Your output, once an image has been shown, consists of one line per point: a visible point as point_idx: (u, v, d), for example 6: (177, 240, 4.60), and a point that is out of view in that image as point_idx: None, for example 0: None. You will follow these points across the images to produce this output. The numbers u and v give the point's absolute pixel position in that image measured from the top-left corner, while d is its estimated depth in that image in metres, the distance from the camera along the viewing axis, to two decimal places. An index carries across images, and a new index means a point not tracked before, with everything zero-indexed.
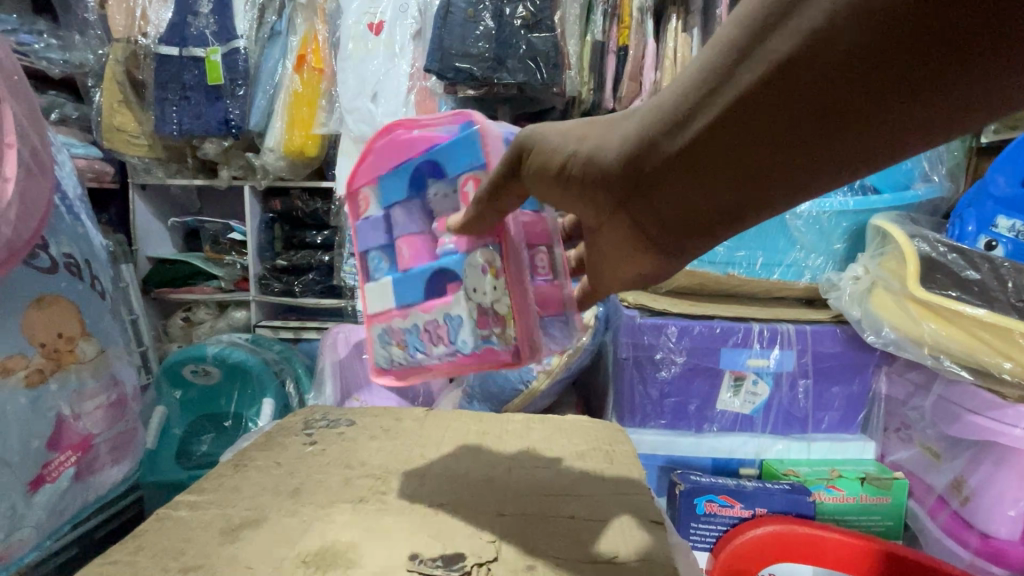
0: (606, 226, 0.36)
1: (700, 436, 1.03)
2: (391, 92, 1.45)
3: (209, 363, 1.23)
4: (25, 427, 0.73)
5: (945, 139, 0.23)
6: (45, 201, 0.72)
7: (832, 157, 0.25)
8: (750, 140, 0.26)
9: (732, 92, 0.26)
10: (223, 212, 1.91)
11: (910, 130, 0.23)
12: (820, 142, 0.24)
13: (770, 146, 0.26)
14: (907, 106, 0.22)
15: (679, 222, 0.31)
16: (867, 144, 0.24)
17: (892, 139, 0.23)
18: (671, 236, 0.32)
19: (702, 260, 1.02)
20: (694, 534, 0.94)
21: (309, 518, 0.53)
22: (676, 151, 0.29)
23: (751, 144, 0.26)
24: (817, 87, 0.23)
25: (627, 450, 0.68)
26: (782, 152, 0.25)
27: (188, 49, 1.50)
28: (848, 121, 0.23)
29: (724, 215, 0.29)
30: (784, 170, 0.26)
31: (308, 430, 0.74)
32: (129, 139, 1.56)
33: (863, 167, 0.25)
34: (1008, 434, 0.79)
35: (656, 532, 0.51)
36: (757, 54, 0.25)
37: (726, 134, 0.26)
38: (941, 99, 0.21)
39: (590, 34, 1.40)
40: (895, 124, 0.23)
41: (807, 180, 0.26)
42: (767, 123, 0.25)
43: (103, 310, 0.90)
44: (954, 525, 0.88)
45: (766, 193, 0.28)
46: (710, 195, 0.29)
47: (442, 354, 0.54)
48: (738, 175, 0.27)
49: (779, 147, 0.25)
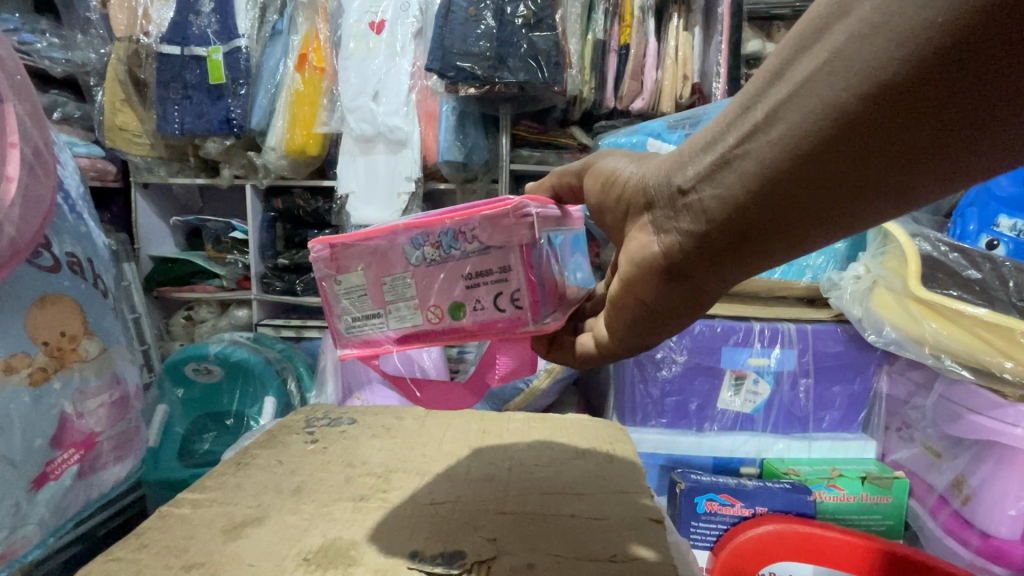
0: (633, 245, 0.36)
1: (701, 435, 1.03)
2: (393, 92, 1.46)
3: (211, 362, 1.24)
4: (28, 426, 0.73)
5: (965, 159, 0.23)
6: (48, 200, 0.72)
7: (853, 177, 0.25)
8: (775, 156, 0.27)
9: (761, 114, 0.27)
10: (225, 211, 1.92)
11: (928, 145, 0.23)
12: (842, 158, 0.25)
13: (793, 165, 0.26)
14: (923, 121, 0.23)
15: (702, 242, 0.31)
16: (887, 161, 0.24)
17: (912, 156, 0.24)
18: (696, 258, 0.32)
19: None
20: (694, 532, 0.94)
21: (310, 516, 0.53)
22: (708, 169, 0.30)
23: (776, 160, 0.27)
24: (837, 100, 0.24)
25: (628, 449, 0.69)
26: (808, 173, 0.26)
27: (189, 49, 1.51)
28: (868, 137, 0.24)
29: (749, 237, 0.29)
30: (808, 191, 0.27)
31: (310, 428, 0.75)
32: (131, 138, 1.56)
33: (887, 191, 0.25)
34: (1009, 433, 0.79)
35: (656, 531, 0.51)
36: (783, 79, 0.27)
37: (752, 150, 0.28)
38: (956, 114, 0.22)
39: (592, 33, 1.39)
40: (913, 138, 0.23)
41: (831, 204, 0.27)
42: (790, 139, 0.26)
43: (106, 309, 0.90)
44: (954, 524, 0.88)
45: (792, 214, 0.28)
46: (735, 213, 0.29)
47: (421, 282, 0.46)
48: (761, 194, 0.28)
49: (803, 164, 0.26)
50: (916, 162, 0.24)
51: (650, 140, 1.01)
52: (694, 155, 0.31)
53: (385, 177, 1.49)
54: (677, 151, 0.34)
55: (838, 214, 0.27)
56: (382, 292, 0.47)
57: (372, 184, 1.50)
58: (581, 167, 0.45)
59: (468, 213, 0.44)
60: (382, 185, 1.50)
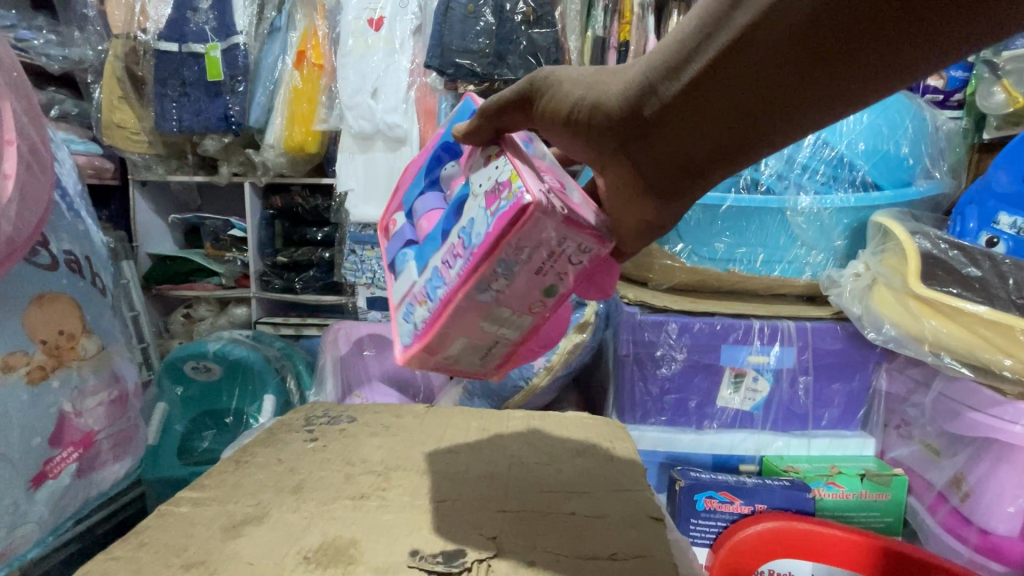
0: (608, 166, 0.37)
1: (700, 432, 1.03)
2: (392, 89, 1.46)
3: (210, 360, 1.25)
4: (26, 424, 0.73)
5: (928, 67, 0.24)
6: (46, 198, 0.72)
7: (821, 90, 0.26)
8: (748, 75, 0.27)
9: (729, 29, 0.27)
10: (223, 208, 1.91)
11: (897, 60, 0.24)
12: (812, 73, 0.26)
13: (764, 80, 0.27)
14: (895, 36, 0.23)
15: (677, 162, 0.33)
16: (855, 75, 0.25)
17: (880, 71, 0.25)
18: (670, 177, 0.34)
19: (702, 257, 1.01)
20: (694, 529, 0.94)
21: (310, 514, 0.53)
22: (679, 91, 0.30)
23: (749, 77, 0.27)
24: (814, 17, 0.24)
25: (628, 447, 0.68)
26: (781, 89, 0.27)
27: (187, 45, 1.49)
28: (837, 54, 0.25)
29: (723, 151, 0.31)
30: (779, 106, 0.28)
31: (309, 426, 0.75)
32: (129, 136, 1.56)
33: (850, 100, 0.27)
34: (1008, 430, 0.79)
35: (655, 528, 0.51)
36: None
37: (725, 70, 0.28)
38: (924, 26, 0.23)
39: (591, 29, 1.39)
40: (885, 56, 0.24)
41: (798, 115, 0.28)
42: (763, 56, 0.26)
43: (104, 307, 0.90)
44: (953, 521, 0.88)
45: (762, 128, 0.29)
46: (709, 131, 0.30)
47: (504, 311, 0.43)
48: (735, 111, 0.29)
49: (778, 80, 0.27)
50: (899, 75, 0.25)
51: None
52: (663, 80, 0.31)
53: (384, 175, 1.49)
54: (638, 65, 0.33)
55: (816, 120, 0.28)
56: (482, 329, 0.45)
57: (370, 182, 1.50)
58: (525, 89, 0.41)
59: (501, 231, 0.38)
60: (380, 183, 1.49)
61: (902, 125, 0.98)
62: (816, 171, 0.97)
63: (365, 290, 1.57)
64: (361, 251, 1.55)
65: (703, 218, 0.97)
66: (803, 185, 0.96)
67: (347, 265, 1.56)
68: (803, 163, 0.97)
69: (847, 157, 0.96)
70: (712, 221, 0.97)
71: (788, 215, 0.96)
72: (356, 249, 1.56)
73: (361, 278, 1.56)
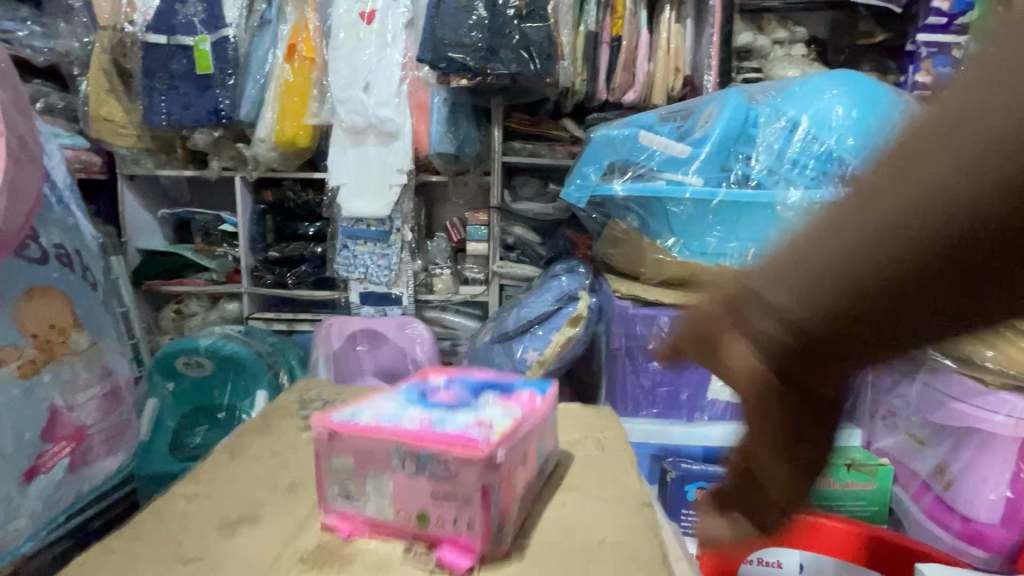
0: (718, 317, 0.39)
1: (691, 424, 1.05)
2: (384, 83, 1.46)
3: (201, 355, 1.24)
4: (17, 420, 0.72)
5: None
6: (34, 191, 0.71)
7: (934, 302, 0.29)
8: (880, 270, 0.30)
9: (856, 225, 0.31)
10: (214, 203, 1.90)
11: (991, 285, 0.28)
12: (930, 280, 0.29)
13: (888, 278, 0.30)
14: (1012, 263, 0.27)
15: (794, 328, 0.35)
16: (955, 293, 0.29)
17: (979, 293, 0.28)
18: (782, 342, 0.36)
19: (693, 251, 1.02)
20: (684, 520, 0.95)
21: (306, 507, 0.54)
22: (804, 262, 0.33)
23: (881, 273, 0.30)
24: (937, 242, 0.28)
25: (619, 437, 0.69)
26: (903, 287, 0.30)
27: (175, 38, 1.47)
28: (953, 276, 0.28)
29: (838, 323, 0.33)
30: (902, 296, 0.30)
31: (303, 419, 0.75)
32: (117, 129, 1.54)
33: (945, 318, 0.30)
34: (991, 420, 0.82)
35: (645, 515, 0.53)
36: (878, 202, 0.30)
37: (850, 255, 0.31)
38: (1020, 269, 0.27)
39: (583, 24, 1.39)
40: (991, 282, 0.28)
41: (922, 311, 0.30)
42: (887, 255, 0.30)
43: (96, 301, 0.89)
44: (937, 509, 0.90)
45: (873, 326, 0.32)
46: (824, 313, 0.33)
47: (410, 424, 0.49)
48: (853, 295, 0.32)
49: (892, 278, 0.30)
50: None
51: (642, 132, 1.02)
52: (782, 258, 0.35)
53: (376, 170, 1.49)
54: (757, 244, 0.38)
55: (915, 328, 0.31)
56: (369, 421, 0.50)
57: (363, 177, 1.50)
58: None
59: (443, 439, 0.46)
60: (373, 177, 1.49)
61: (891, 120, 0.98)
62: (806, 165, 0.98)
63: (358, 285, 1.57)
64: (353, 246, 1.55)
65: (695, 212, 0.99)
66: (792, 180, 0.98)
67: (339, 260, 1.56)
68: (793, 158, 0.98)
69: (838, 152, 0.97)
70: (704, 215, 0.99)
71: (777, 208, 0.97)
72: (348, 244, 1.55)
73: (354, 272, 1.55)
